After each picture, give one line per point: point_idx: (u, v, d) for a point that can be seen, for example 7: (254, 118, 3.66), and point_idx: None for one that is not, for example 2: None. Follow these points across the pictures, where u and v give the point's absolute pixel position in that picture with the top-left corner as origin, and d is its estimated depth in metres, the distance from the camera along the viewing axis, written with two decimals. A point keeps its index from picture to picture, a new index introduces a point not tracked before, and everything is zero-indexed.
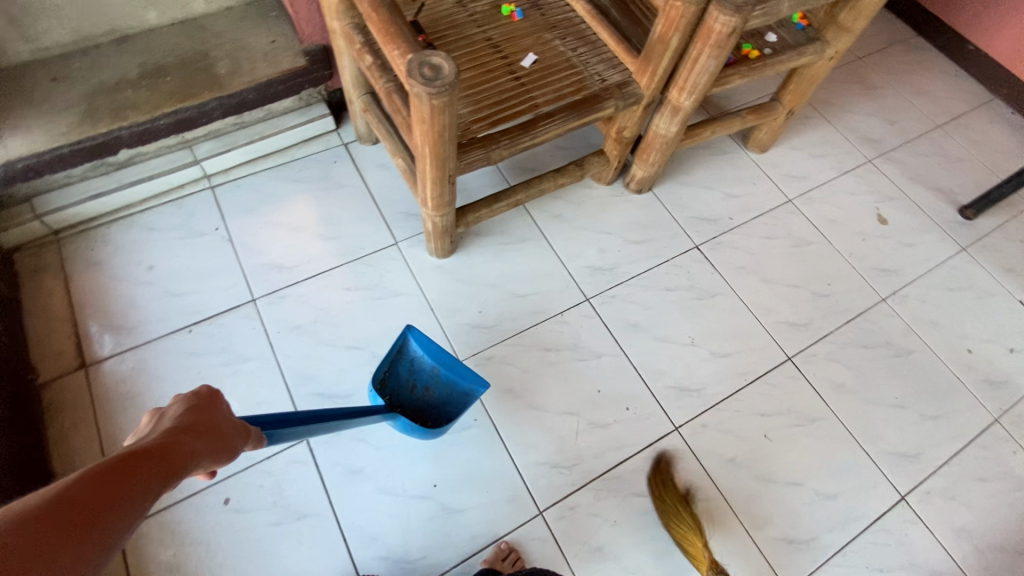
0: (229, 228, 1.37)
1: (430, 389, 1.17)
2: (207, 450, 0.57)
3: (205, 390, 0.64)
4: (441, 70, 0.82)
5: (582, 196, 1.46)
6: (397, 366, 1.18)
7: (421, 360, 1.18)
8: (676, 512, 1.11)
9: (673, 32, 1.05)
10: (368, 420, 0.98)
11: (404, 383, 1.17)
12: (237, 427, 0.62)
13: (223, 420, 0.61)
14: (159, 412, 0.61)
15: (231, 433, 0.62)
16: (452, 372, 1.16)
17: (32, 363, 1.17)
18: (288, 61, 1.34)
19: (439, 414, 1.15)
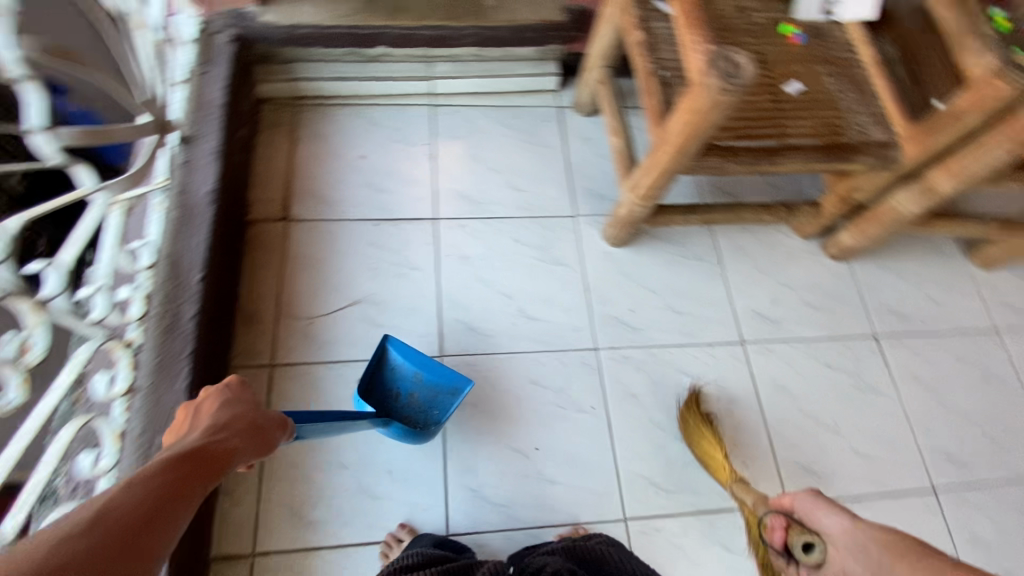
0: (436, 146, 1.44)
1: (415, 394, 1.15)
2: (247, 444, 0.68)
3: (235, 384, 0.76)
4: (742, 70, 0.82)
5: (772, 240, 1.40)
6: (377, 375, 1.14)
7: (402, 367, 1.14)
8: (699, 428, 1.13)
9: (976, 111, 0.97)
10: (357, 425, 0.97)
11: (389, 390, 1.14)
12: (274, 421, 0.73)
13: (259, 415, 0.72)
14: (196, 407, 0.72)
15: (267, 427, 0.73)
16: (435, 376, 1.14)
17: (248, 200, 1.30)
18: (549, 12, 1.38)
19: (427, 418, 1.12)
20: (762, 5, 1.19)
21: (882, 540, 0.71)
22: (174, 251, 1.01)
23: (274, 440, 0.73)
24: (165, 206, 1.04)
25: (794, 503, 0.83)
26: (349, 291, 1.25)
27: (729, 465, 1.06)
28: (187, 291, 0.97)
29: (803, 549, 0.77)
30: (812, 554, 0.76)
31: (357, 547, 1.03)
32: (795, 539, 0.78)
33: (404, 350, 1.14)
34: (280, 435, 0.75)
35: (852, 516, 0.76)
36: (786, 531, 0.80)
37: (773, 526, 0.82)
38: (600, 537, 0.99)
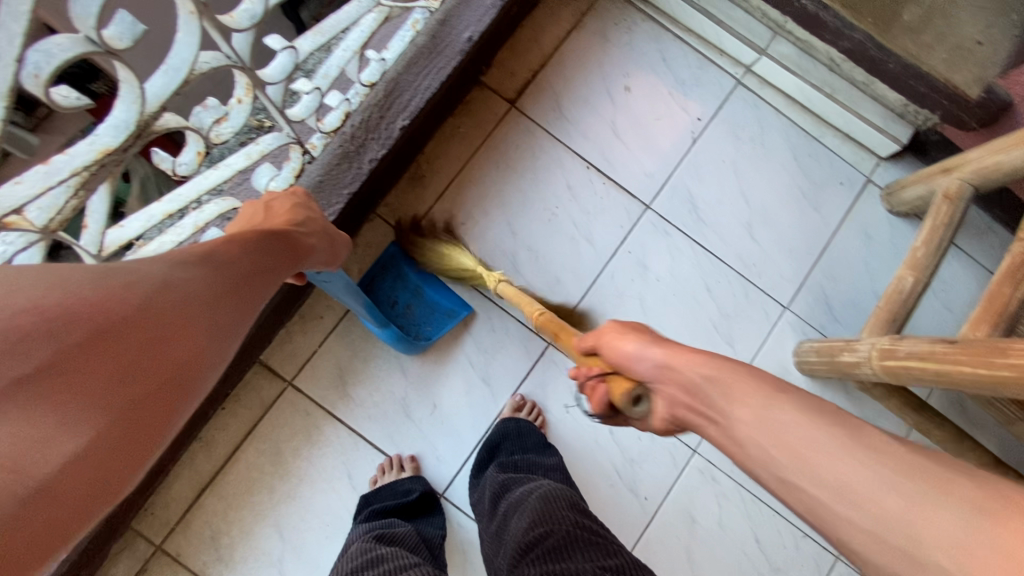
0: (707, 129, 1.16)
1: (410, 307, 1.05)
2: (323, 247, 0.68)
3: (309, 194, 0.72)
4: None
5: None
6: (377, 278, 1.05)
7: (407, 274, 1.05)
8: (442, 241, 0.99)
9: None
10: (347, 296, 0.89)
11: (383, 299, 1.05)
12: (342, 239, 0.73)
13: (333, 226, 0.71)
14: (268, 197, 0.70)
15: (336, 240, 0.72)
16: (436, 292, 1.05)
17: (494, 59, 1.13)
18: (963, 77, 1.01)
19: (416, 332, 1.04)
20: None
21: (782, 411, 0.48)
22: (399, 80, 0.88)
23: (338, 256, 0.73)
24: (419, 28, 0.88)
25: (596, 343, 0.60)
26: (512, 214, 1.08)
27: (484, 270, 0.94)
28: (386, 131, 0.87)
29: (629, 407, 0.54)
30: (639, 408, 0.55)
31: (366, 443, 1.01)
32: (619, 397, 0.54)
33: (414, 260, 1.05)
34: (343, 254, 0.74)
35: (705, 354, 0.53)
36: (610, 384, 0.56)
37: (591, 381, 0.57)
38: (558, 530, 0.71)
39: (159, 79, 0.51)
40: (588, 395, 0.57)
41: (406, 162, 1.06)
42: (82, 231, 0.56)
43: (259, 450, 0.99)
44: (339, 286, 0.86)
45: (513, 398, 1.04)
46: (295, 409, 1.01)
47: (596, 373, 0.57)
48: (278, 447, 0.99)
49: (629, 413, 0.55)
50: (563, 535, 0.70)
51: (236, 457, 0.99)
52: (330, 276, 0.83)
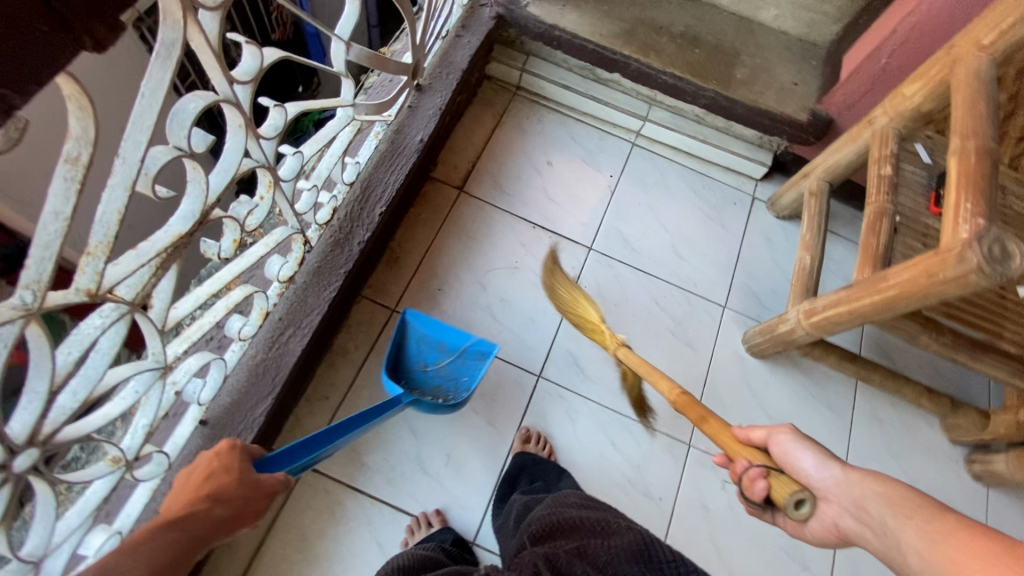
0: (620, 182, 1.43)
1: (443, 363, 1.12)
2: (233, 510, 0.67)
3: (240, 446, 0.71)
4: (1012, 257, 0.76)
5: (914, 426, 1.27)
6: (403, 351, 1.10)
7: (425, 338, 1.10)
8: (569, 292, 1.10)
9: None
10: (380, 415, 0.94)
11: (414, 362, 1.11)
12: (259, 494, 0.69)
13: (244, 489, 0.68)
14: (201, 457, 0.73)
15: (255, 497, 0.69)
16: (459, 342, 1.10)
17: (438, 158, 1.37)
18: (793, 107, 1.34)
19: (457, 386, 1.10)
20: None
21: (877, 489, 0.66)
22: (371, 178, 1.08)
23: (259, 515, 0.69)
24: (380, 137, 1.10)
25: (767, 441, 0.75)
26: (482, 275, 1.26)
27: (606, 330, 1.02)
28: (368, 218, 1.05)
29: (791, 504, 0.65)
30: (800, 513, 0.66)
31: (391, 507, 1.05)
32: (784, 495, 0.66)
33: (425, 323, 1.08)
34: (276, 497, 0.71)
35: (837, 461, 0.70)
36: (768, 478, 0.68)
37: (753, 476, 0.69)
38: (568, 501, 0.88)
39: (215, 176, 0.66)
40: (748, 487, 0.70)
41: (382, 248, 1.23)
42: (150, 310, 0.65)
43: (285, 541, 1.00)
44: (308, 458, 0.78)
45: (519, 431, 1.13)
46: (316, 490, 1.04)
47: (760, 465, 0.69)
48: (304, 532, 1.01)
49: (788, 511, 0.66)
50: (568, 501, 0.88)
51: (262, 552, 0.99)
52: (279, 452, 0.74)
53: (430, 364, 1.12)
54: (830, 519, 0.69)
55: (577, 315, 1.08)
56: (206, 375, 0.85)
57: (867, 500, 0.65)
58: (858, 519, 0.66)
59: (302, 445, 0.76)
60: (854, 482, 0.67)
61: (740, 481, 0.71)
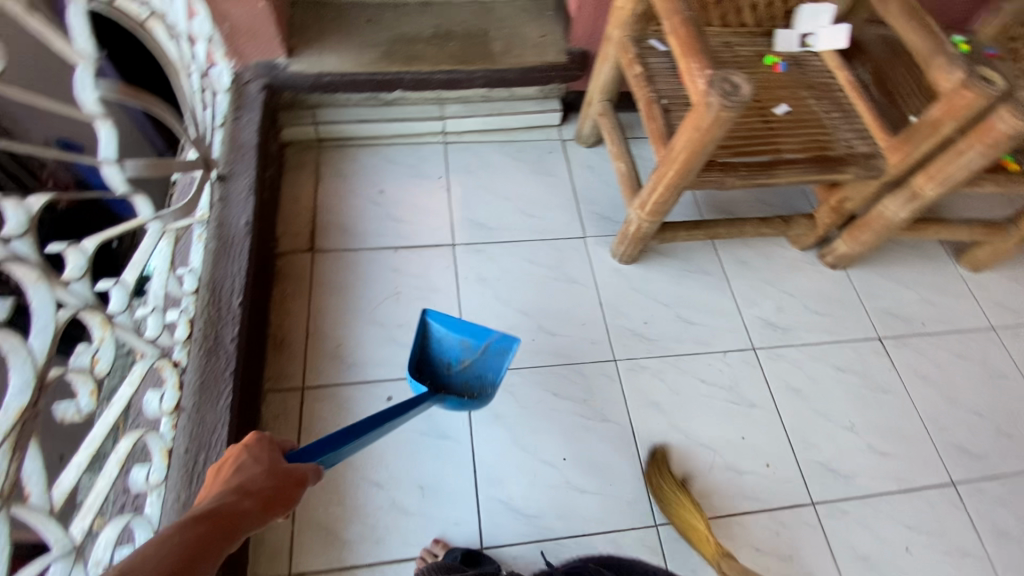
0: (451, 180, 1.54)
1: (467, 360, 1.15)
2: (265, 496, 0.61)
3: (267, 435, 0.67)
4: (740, 88, 0.91)
5: (773, 251, 1.48)
6: (427, 349, 1.15)
7: (447, 337, 1.13)
8: (678, 496, 1.10)
9: (951, 119, 1.06)
10: (417, 408, 0.97)
11: (441, 362, 1.16)
12: (292, 476, 0.65)
13: (276, 474, 0.64)
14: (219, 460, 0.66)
15: (286, 484, 0.64)
16: (481, 340, 1.12)
17: (278, 234, 1.38)
18: (552, 54, 1.51)
19: (483, 382, 1.14)
20: (746, 41, 1.33)
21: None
22: (215, 277, 1.06)
23: (292, 499, 0.64)
24: (205, 237, 1.09)
25: None
26: (372, 316, 1.29)
27: (713, 539, 1.05)
28: (229, 313, 1.02)
29: None
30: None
31: (391, 562, 1.05)
32: None
33: (446, 323, 1.12)
34: (306, 486, 0.66)
35: None
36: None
37: None
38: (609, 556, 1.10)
39: (35, 339, 0.62)
40: None
41: (264, 337, 1.22)
42: (28, 499, 0.61)
43: None
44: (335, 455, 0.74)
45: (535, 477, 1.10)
46: None
47: None
48: None
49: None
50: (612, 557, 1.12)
51: None
52: (312, 443, 0.72)
53: (454, 364, 1.16)
54: None
55: (682, 521, 1.09)
56: (133, 539, 0.80)
57: None
58: None
59: (336, 444, 0.73)
60: None
61: None
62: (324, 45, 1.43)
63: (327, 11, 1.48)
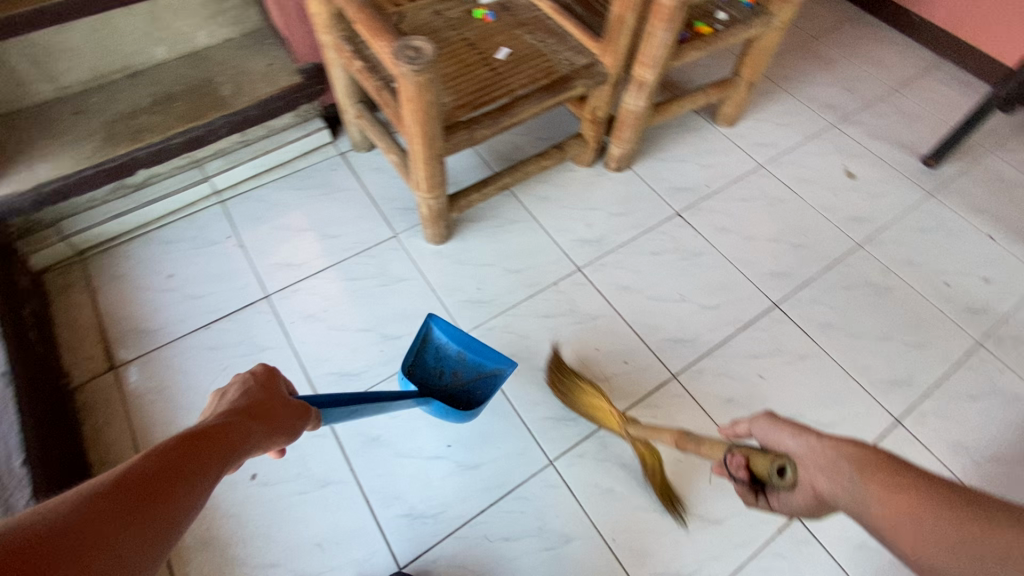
0: (241, 235, 1.46)
1: (458, 372, 1.23)
2: (271, 425, 0.63)
3: (276, 372, 0.69)
4: (423, 51, 0.92)
5: (566, 178, 1.59)
6: (422, 354, 1.23)
7: (445, 346, 1.24)
8: (580, 386, 1.16)
9: (629, 11, 1.17)
10: (402, 403, 1.01)
11: (433, 369, 1.23)
12: (295, 408, 0.67)
13: (279, 402, 0.66)
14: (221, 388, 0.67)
15: (288, 413, 0.66)
16: (478, 356, 1.23)
17: (65, 367, 1.24)
18: (285, 78, 1.48)
19: (469, 396, 1.20)
20: (453, 4, 1.40)
21: (851, 452, 0.61)
22: None
23: (294, 431, 0.66)
24: None
25: (755, 428, 0.75)
26: None
27: (616, 411, 1.11)
28: (13, 476, 0.93)
29: (776, 475, 0.69)
30: (787, 478, 0.68)
31: None
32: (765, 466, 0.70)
33: (448, 330, 1.24)
34: (304, 421, 0.68)
35: (812, 432, 0.67)
36: (751, 464, 0.74)
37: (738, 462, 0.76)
38: None
39: None
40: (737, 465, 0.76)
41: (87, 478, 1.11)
42: None
43: None
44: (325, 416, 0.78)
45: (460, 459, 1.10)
46: None
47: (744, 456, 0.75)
48: None
49: (773, 480, 0.69)
50: None
51: None
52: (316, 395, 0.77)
53: (444, 374, 1.23)
54: (806, 497, 0.66)
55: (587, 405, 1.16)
56: None
57: (835, 458, 0.62)
58: (830, 474, 0.62)
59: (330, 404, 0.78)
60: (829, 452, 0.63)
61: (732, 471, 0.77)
62: (33, 154, 1.29)
63: (23, 119, 1.34)
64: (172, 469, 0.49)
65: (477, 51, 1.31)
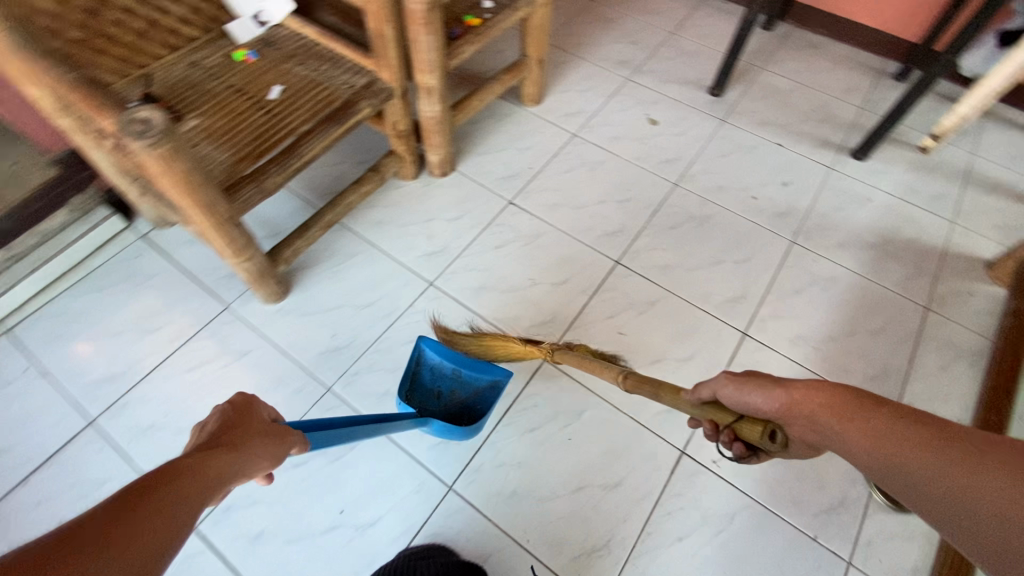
0: (42, 363, 1.26)
1: (456, 391, 1.21)
2: (257, 452, 0.58)
3: (254, 399, 0.65)
4: (152, 121, 0.82)
5: (395, 196, 1.56)
6: (417, 378, 1.20)
7: (439, 364, 1.22)
8: (485, 340, 1.20)
9: (384, 24, 1.14)
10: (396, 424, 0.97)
11: (431, 391, 1.21)
12: (277, 432, 0.62)
13: (260, 430, 0.61)
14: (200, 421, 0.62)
15: (272, 440, 0.61)
16: (474, 371, 1.21)
17: None
18: (36, 174, 1.32)
19: (469, 412, 1.18)
20: (209, 51, 1.29)
21: (822, 399, 0.64)
22: None
23: (280, 456, 0.61)
24: None
25: (716, 394, 0.76)
26: None
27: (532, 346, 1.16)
28: None
29: (767, 439, 0.69)
30: (777, 440, 0.69)
31: None
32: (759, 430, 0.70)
33: (440, 349, 1.21)
34: (292, 444, 0.64)
35: (785, 386, 0.68)
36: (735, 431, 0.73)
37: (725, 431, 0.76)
38: None
39: None
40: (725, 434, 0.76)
41: None
42: None
43: None
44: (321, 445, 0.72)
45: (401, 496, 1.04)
46: None
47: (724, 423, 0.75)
48: None
49: (767, 446, 0.69)
50: None
51: None
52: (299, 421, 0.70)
53: (441, 396, 1.21)
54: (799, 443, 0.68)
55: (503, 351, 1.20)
56: None
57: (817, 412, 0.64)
58: (813, 426, 0.64)
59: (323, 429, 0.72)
60: (806, 402, 0.65)
61: (718, 433, 0.77)
62: None
63: None
64: (143, 503, 0.45)
65: (248, 95, 1.22)
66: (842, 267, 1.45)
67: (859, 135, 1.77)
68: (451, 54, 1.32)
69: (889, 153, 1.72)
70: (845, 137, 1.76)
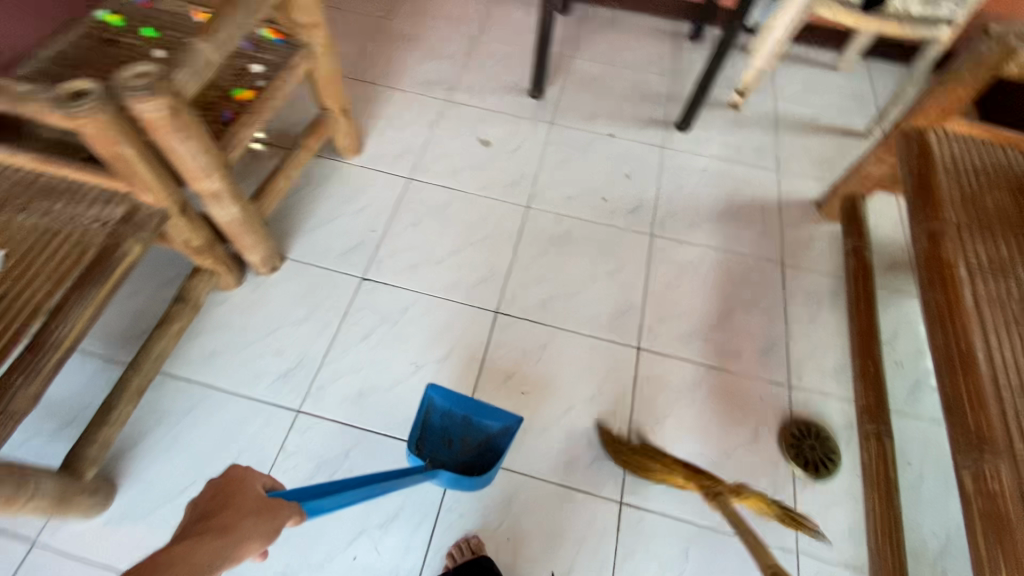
0: None
1: (466, 439, 1.13)
2: (241, 532, 0.63)
3: (248, 477, 0.71)
4: None
5: (221, 316, 1.28)
6: (426, 426, 1.12)
7: (449, 411, 1.13)
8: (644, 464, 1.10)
9: (117, 145, 0.87)
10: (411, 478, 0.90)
11: (440, 441, 1.11)
12: (268, 504, 0.67)
13: (251, 510, 0.66)
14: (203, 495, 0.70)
15: (259, 514, 0.65)
16: (484, 416, 1.12)
17: None
18: None
19: (480, 464, 1.09)
20: None
21: None
22: None
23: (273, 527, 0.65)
24: None
25: None
26: None
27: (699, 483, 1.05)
28: None
29: None
30: None
31: None
32: None
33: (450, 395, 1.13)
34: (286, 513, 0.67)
35: None
36: None
37: None
38: None
39: None
40: None
41: None
42: None
43: None
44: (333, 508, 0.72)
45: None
46: None
47: None
48: None
49: None
50: None
51: None
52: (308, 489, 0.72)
53: (453, 444, 1.12)
54: None
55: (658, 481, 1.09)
56: None
57: None
58: None
59: (333, 493, 0.72)
60: None
61: None
62: None
63: None
64: None
65: None
66: (704, 247, 1.48)
67: (678, 105, 1.81)
68: (228, 145, 1.08)
69: (708, 117, 1.78)
70: (667, 110, 1.79)
